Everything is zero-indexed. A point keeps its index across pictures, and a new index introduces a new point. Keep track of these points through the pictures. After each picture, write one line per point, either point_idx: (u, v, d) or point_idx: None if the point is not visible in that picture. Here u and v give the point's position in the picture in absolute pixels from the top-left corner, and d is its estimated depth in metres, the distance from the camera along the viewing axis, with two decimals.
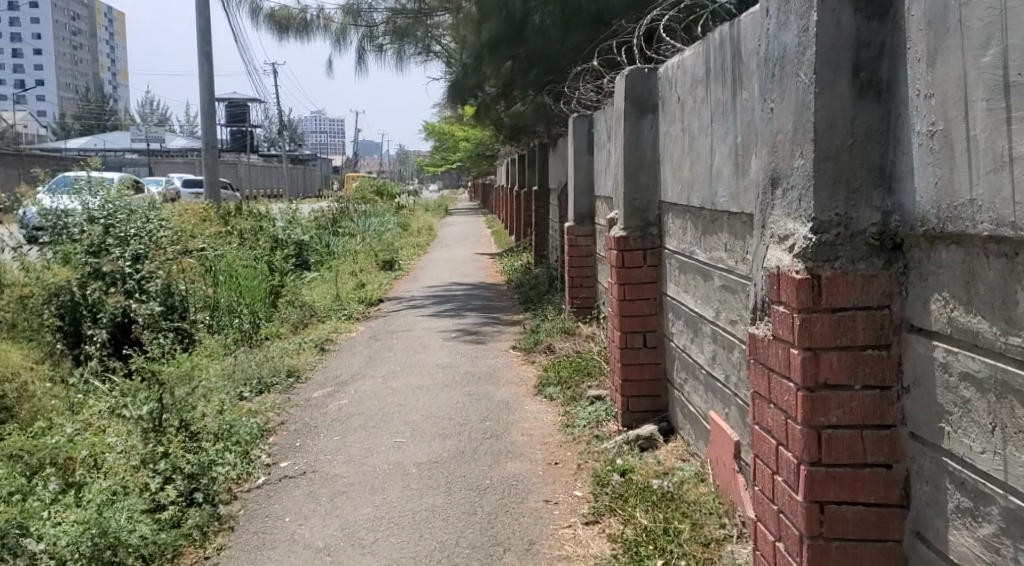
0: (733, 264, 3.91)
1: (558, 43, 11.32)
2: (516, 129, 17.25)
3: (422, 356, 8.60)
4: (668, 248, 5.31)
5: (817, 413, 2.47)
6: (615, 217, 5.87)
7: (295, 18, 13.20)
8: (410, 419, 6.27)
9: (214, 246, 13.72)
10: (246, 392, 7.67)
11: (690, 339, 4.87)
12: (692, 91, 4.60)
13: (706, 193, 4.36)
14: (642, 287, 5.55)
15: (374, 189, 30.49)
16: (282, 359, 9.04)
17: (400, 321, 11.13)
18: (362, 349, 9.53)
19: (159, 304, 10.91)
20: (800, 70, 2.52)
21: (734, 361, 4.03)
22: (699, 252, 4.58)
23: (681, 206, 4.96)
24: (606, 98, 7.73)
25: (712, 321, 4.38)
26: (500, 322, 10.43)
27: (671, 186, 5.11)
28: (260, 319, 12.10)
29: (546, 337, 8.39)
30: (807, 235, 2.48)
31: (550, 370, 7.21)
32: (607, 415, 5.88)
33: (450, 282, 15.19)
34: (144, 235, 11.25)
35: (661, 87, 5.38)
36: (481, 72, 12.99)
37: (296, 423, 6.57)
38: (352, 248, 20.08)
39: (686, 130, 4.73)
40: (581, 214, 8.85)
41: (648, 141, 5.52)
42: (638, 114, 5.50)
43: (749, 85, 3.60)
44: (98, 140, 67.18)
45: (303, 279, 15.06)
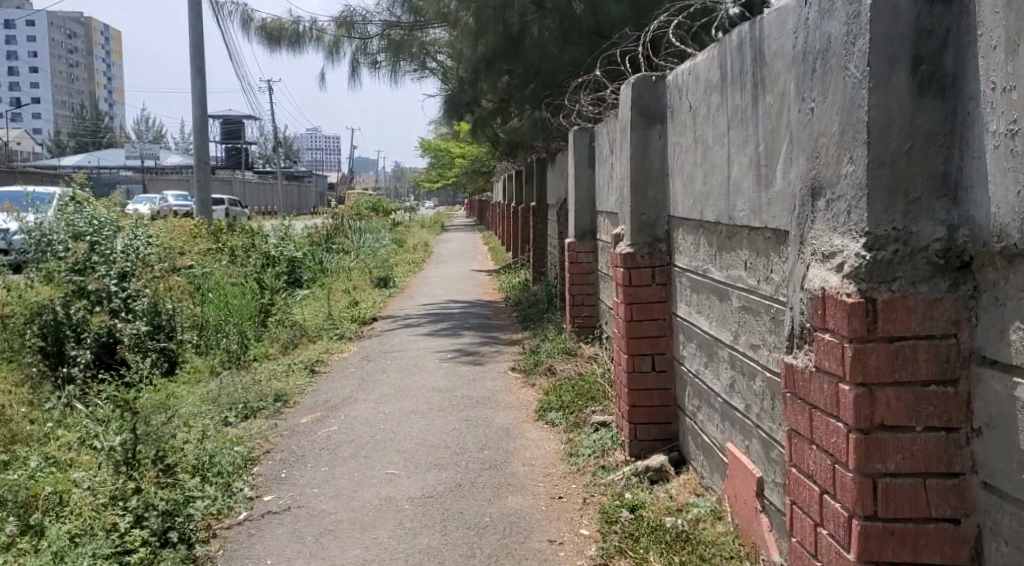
0: (755, 284, 3.59)
1: (556, 55, 11.06)
2: (513, 144, 16.97)
3: (417, 378, 8.26)
4: (678, 265, 4.98)
5: (872, 459, 2.12)
6: (620, 233, 5.55)
7: (287, 30, 12.98)
8: (403, 448, 5.92)
9: (204, 265, 13.38)
10: (230, 418, 7.33)
11: (704, 364, 4.53)
12: (705, 97, 4.29)
13: (722, 207, 4.03)
14: (651, 306, 5.21)
15: (369, 206, 30.18)
16: (271, 382, 8.69)
17: (395, 341, 10.79)
18: (354, 370, 9.18)
19: (145, 324, 10.61)
20: (849, 63, 2.19)
21: (756, 391, 3.69)
22: (714, 270, 4.25)
23: (693, 222, 4.63)
24: (607, 109, 7.43)
25: (729, 345, 4.05)
26: (498, 342, 10.08)
27: (681, 200, 4.78)
28: (249, 339, 11.73)
29: (546, 358, 8.05)
30: (859, 252, 2.15)
31: (552, 394, 6.87)
32: (613, 443, 5.54)
33: (446, 300, 14.86)
34: (131, 254, 11.05)
35: (670, 96, 5.07)
36: (478, 87, 12.72)
37: (283, 452, 6.21)
38: (346, 265, 19.73)
39: (698, 139, 4.41)
40: (582, 230, 8.54)
41: (656, 153, 5.20)
42: (645, 125, 5.19)
43: (776, 87, 3.29)
44: (93, 158, 66.90)
45: (294, 297, 14.73)
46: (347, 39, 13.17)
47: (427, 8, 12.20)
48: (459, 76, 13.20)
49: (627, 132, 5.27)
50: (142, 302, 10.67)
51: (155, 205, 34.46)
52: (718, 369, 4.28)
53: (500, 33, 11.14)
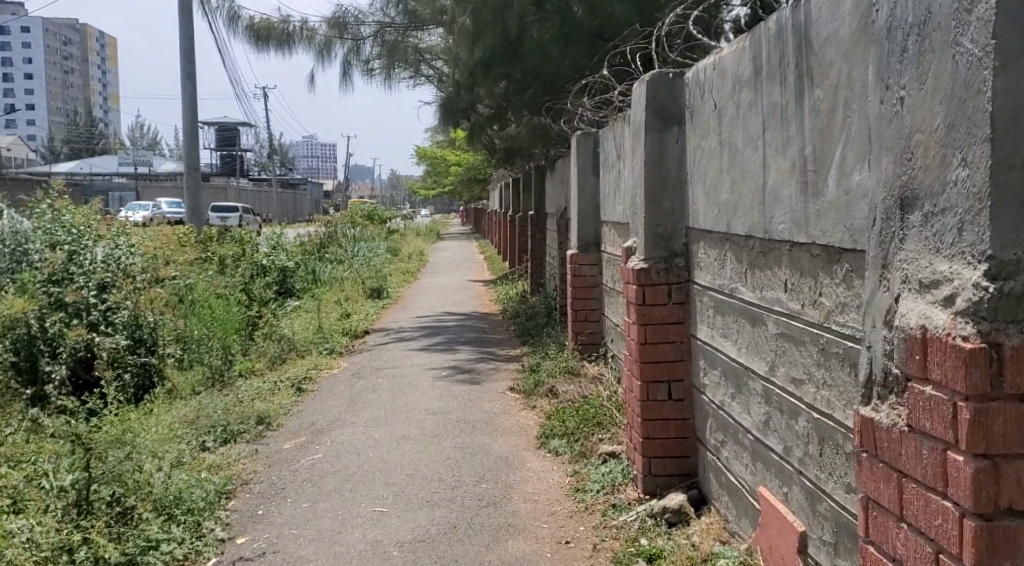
0: (800, 309, 3.11)
1: (557, 58, 10.60)
2: (510, 151, 16.46)
3: (409, 398, 7.73)
4: (699, 283, 4.50)
5: (998, 552, 1.68)
6: (632, 246, 5.06)
7: (276, 29, 12.48)
8: (394, 480, 5.41)
9: (188, 275, 12.83)
10: (207, 445, 6.81)
11: (730, 396, 4.04)
12: (733, 95, 3.82)
13: (755, 220, 3.56)
14: (666, 328, 4.71)
15: (364, 213, 29.64)
16: (254, 402, 8.16)
17: (388, 356, 10.27)
18: (343, 389, 8.65)
19: (125, 338, 10.03)
20: (961, 38, 1.74)
21: (798, 432, 3.20)
22: (744, 291, 3.77)
23: (717, 235, 4.16)
24: (614, 112, 6.97)
25: (763, 377, 3.56)
26: (495, 358, 9.56)
27: (703, 210, 4.31)
28: (236, 353, 11.17)
29: (548, 377, 7.54)
30: (981, 284, 1.70)
31: (555, 419, 6.36)
32: (624, 477, 5.04)
33: (442, 312, 14.35)
34: (112, 264, 10.49)
35: (688, 95, 4.59)
36: (475, 91, 12.25)
37: (261, 483, 5.68)
38: (338, 275, 19.19)
39: (724, 142, 3.94)
40: (586, 241, 8.03)
41: (673, 158, 4.72)
42: (661, 127, 4.71)
43: (828, 80, 2.83)
44: (86, 164, 66.25)
45: (284, 309, 14.20)
46: (339, 40, 12.66)
47: (423, 10, 11.72)
48: (455, 81, 12.73)
49: (641, 134, 4.79)
50: (122, 315, 10.13)
51: (148, 214, 33.86)
52: (748, 402, 3.79)
53: (498, 34, 10.65)
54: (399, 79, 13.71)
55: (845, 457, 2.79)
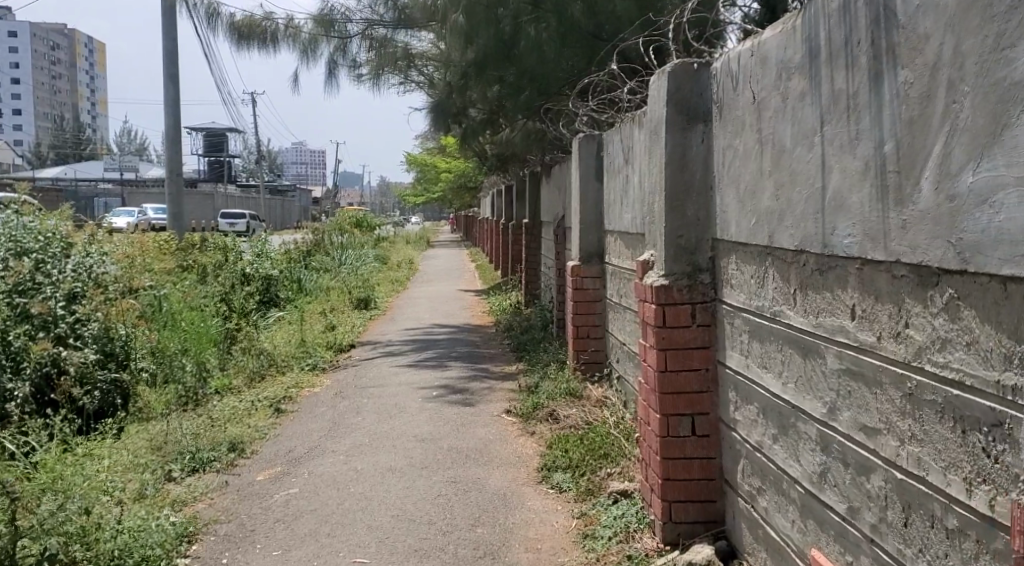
0: (878, 342, 2.53)
1: (555, 58, 10.03)
2: (503, 157, 15.87)
3: (396, 422, 7.11)
4: (728, 303, 3.91)
5: None
6: (648, 260, 4.47)
7: (258, 26, 11.84)
8: (377, 523, 4.81)
9: (163, 285, 12.18)
10: (173, 476, 6.21)
11: (770, 438, 3.46)
12: (778, 85, 3.25)
13: (810, 231, 2.98)
14: (689, 353, 4.12)
15: (351, 220, 28.98)
16: (229, 426, 7.52)
17: (375, 373, 9.64)
18: (325, 410, 8.02)
19: (94, 352, 9.39)
20: None
21: (870, 493, 2.60)
22: (793, 315, 3.19)
23: (753, 250, 3.58)
24: (623, 111, 6.40)
25: (819, 420, 2.98)
26: (489, 376, 8.94)
27: (736, 220, 3.74)
28: (213, 367, 10.53)
29: (548, 400, 6.94)
30: None
31: (557, 448, 5.77)
32: (640, 521, 4.44)
33: (432, 324, 13.72)
34: (82, 273, 9.91)
35: (716, 88, 4.02)
36: (468, 93, 11.67)
37: (228, 523, 5.03)
38: (324, 285, 18.52)
39: (766, 141, 3.37)
40: (588, 252, 7.42)
41: (698, 160, 4.13)
42: (685, 125, 4.13)
43: (923, 56, 2.25)
44: (70, 170, 65.31)
45: (266, 321, 13.55)
46: (325, 38, 12.00)
47: (413, 8, 11.12)
48: (447, 82, 12.14)
49: (661, 133, 4.22)
50: (92, 328, 9.46)
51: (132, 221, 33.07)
52: (795, 446, 3.20)
53: (493, 34, 10.08)
54: (387, 82, 13.06)
55: (946, 533, 2.20)
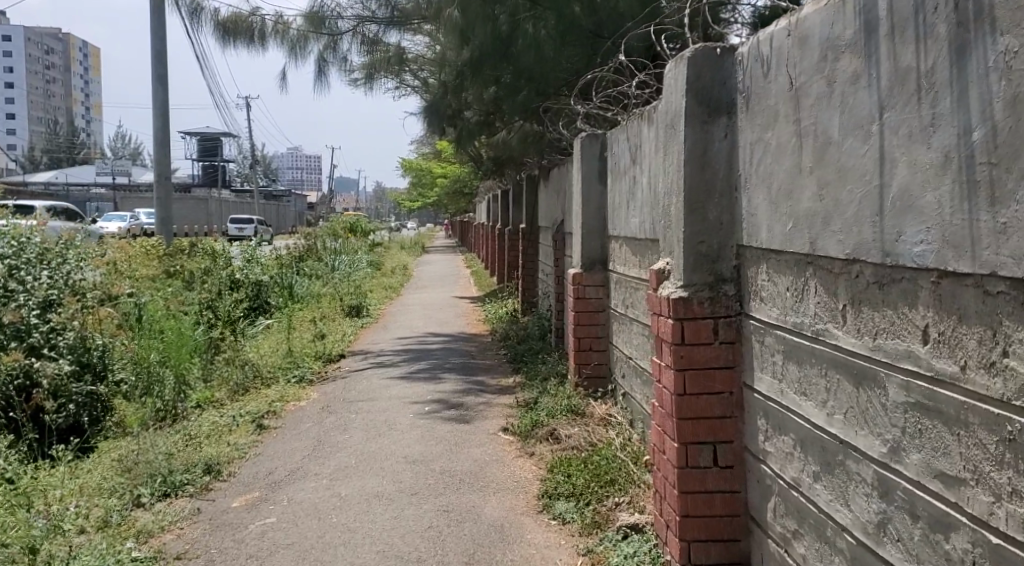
0: (962, 373, 2.07)
1: (554, 57, 9.58)
2: (499, 161, 15.45)
3: (385, 441, 6.64)
4: (758, 320, 3.45)
5: None
6: (664, 269, 4.00)
7: (244, 23, 11.23)
8: (361, 561, 4.33)
9: (143, 293, 11.68)
10: (142, 502, 5.71)
11: (810, 475, 2.99)
12: (823, 67, 2.79)
13: (866, 236, 2.52)
14: (712, 375, 3.66)
15: (344, 226, 28.53)
16: (206, 445, 7.05)
17: (364, 385, 9.16)
18: (311, 427, 7.53)
19: (69, 363, 8.85)
20: None
21: (948, 557, 2.14)
22: (842, 335, 2.72)
23: (789, 257, 3.13)
24: (630, 107, 5.94)
25: (877, 461, 2.52)
26: (484, 389, 8.46)
27: (768, 223, 3.28)
28: (195, 378, 10.04)
29: (547, 417, 6.48)
30: None
31: (559, 473, 5.30)
32: (654, 561, 3.98)
33: (425, 332, 13.25)
34: (59, 280, 9.47)
35: (741, 74, 3.57)
36: (464, 93, 11.19)
37: (198, 559, 4.53)
38: (316, 292, 18.04)
39: (806, 132, 2.91)
40: (591, 259, 6.96)
41: (721, 156, 3.67)
42: (706, 117, 3.67)
43: None
44: (62, 174, 64.75)
45: (254, 330, 13.06)
46: (315, 37, 11.36)
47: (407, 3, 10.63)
48: (442, 81, 11.71)
49: (679, 127, 3.76)
50: (67, 338, 8.96)
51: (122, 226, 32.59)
52: (843, 488, 2.74)
53: (489, 31, 9.62)
54: (380, 83, 12.48)
55: None
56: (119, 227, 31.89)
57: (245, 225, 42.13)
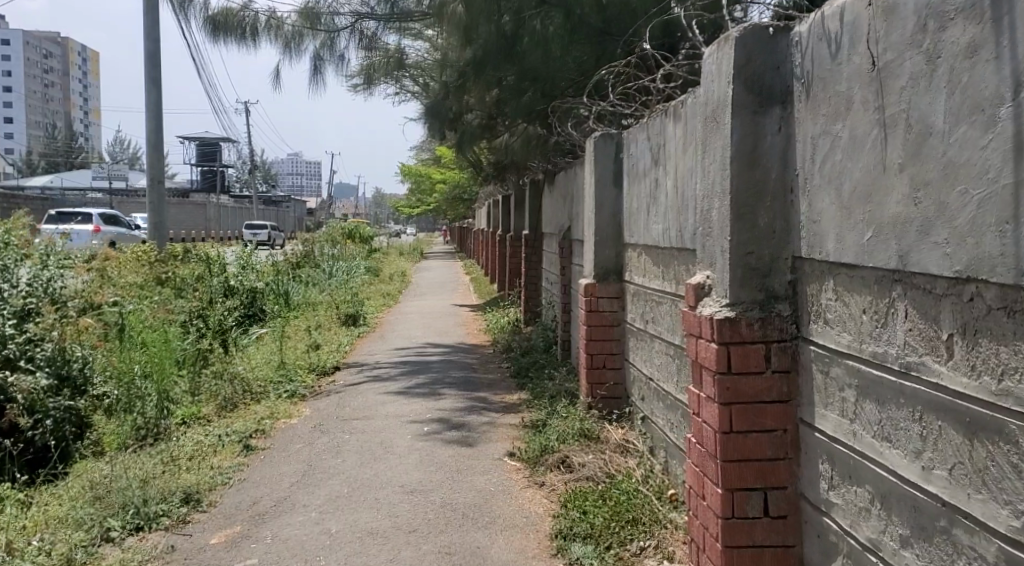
0: None
1: (561, 55, 9.07)
2: (501, 165, 14.94)
3: (381, 466, 6.10)
4: (821, 345, 2.92)
5: None
6: (703, 282, 3.47)
7: (235, 17, 10.42)
8: None
9: (128, 302, 11.12)
10: (112, 537, 5.16)
11: (895, 540, 2.45)
12: (919, 39, 2.27)
13: (986, 248, 1.99)
14: (761, 410, 3.14)
15: (343, 232, 28.07)
16: (187, 470, 6.49)
17: (360, 401, 8.63)
18: (301, 449, 6.99)
19: (47, 376, 8.24)
20: None
21: None
22: (944, 370, 2.20)
23: (866, 271, 2.60)
24: (655, 102, 5.43)
25: (1000, 537, 1.99)
26: (488, 407, 7.94)
27: (837, 231, 2.75)
28: (181, 392, 9.47)
29: (559, 442, 5.94)
30: None
31: (574, 508, 4.76)
32: None
33: (424, 343, 12.72)
34: (37, 288, 8.98)
35: (799, 56, 3.06)
36: (466, 91, 10.67)
37: None
38: (312, 299, 17.50)
39: (895, 119, 2.39)
40: (604, 268, 6.42)
41: (773, 151, 3.15)
42: (757, 107, 3.16)
43: None
44: (61, 178, 64.34)
45: (246, 339, 12.52)
46: (310, 33, 10.68)
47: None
48: (443, 81, 11.15)
49: (725, 117, 3.24)
50: (46, 350, 8.36)
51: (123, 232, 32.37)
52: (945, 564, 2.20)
53: (493, 28, 9.11)
54: (378, 83, 11.88)
55: None
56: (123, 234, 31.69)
57: (253, 230, 41.83)
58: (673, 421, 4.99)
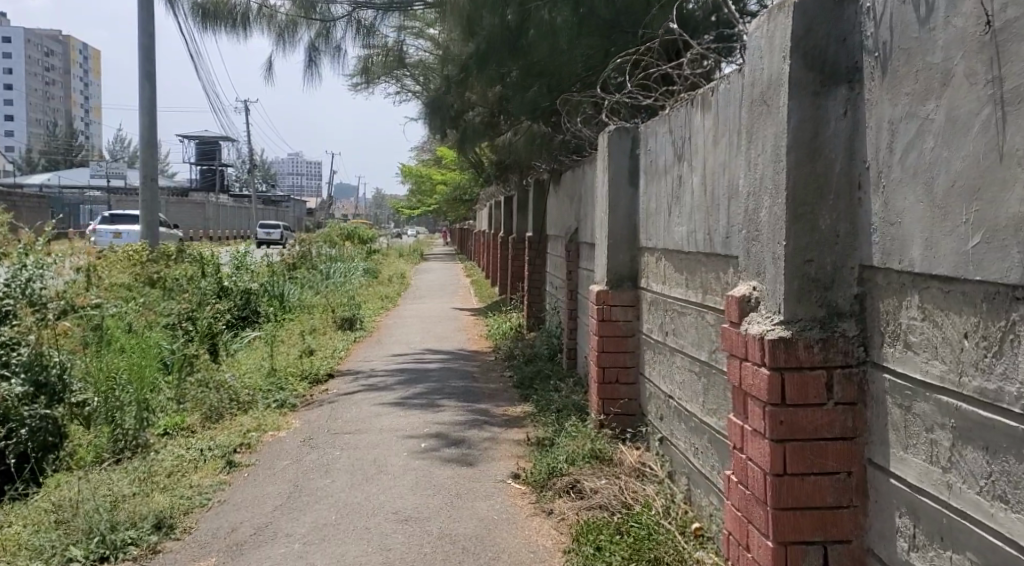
0: None
1: (570, 48, 8.57)
2: (503, 165, 14.47)
3: (372, 490, 5.58)
4: (899, 373, 2.41)
5: None
6: (749, 295, 2.95)
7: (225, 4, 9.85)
8: None
9: (113, 304, 10.65)
10: None
11: None
12: None
13: None
14: (822, 449, 2.63)
15: (341, 234, 27.65)
16: (162, 490, 5.98)
17: (353, 412, 8.12)
18: (288, 467, 6.48)
19: (23, 382, 7.80)
20: None
21: None
22: None
23: (969, 286, 2.08)
24: (685, 89, 4.96)
25: None
26: (489, 421, 7.43)
27: (926, 236, 2.23)
28: (165, 399, 8.97)
29: (568, 464, 5.43)
30: None
31: (588, 544, 4.25)
32: None
33: (421, 348, 12.22)
34: (15, 287, 8.53)
35: (869, 25, 2.55)
36: (469, 86, 10.16)
37: None
38: (308, 302, 17.00)
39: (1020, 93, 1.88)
40: (618, 275, 5.91)
41: (838, 139, 2.63)
42: (819, 87, 2.66)
43: None
44: (60, 177, 64.05)
45: (237, 344, 12.01)
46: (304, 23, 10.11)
47: None
48: (444, 75, 10.61)
49: (781, 101, 2.74)
50: (22, 354, 7.93)
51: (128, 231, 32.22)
52: None
53: (498, 19, 8.61)
54: (376, 78, 11.34)
55: None
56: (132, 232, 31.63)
57: (264, 231, 41.73)
58: (699, 446, 4.49)
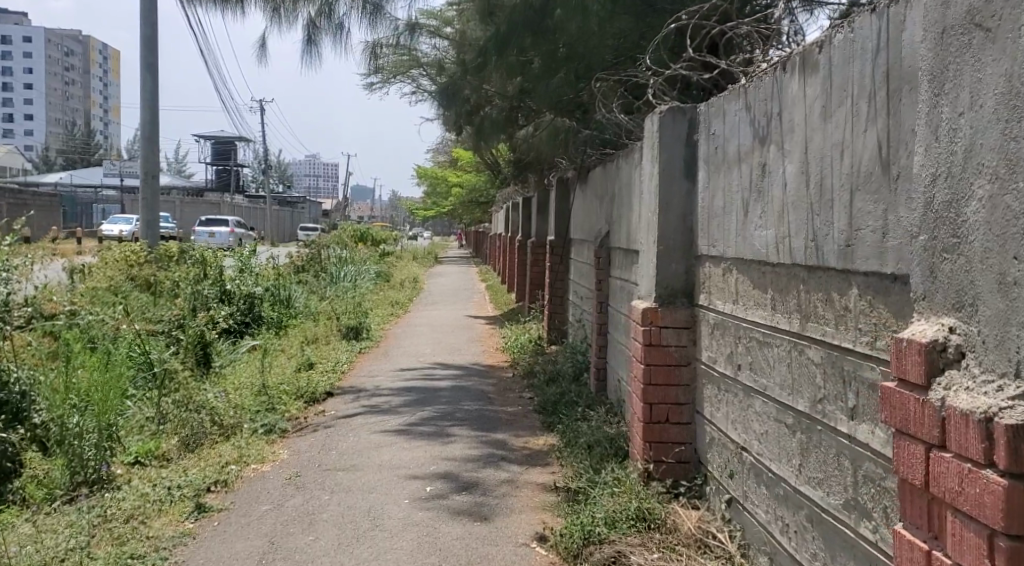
0: None
1: (599, 32, 7.46)
2: (523, 164, 13.39)
3: (362, 555, 4.49)
4: None
5: None
6: (944, 340, 1.90)
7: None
8: None
9: (90, 314, 9.65)
10: None
11: None
12: None
13: None
14: None
15: (353, 237, 26.64)
16: (107, 547, 4.89)
17: (351, 441, 7.05)
18: (265, 515, 5.40)
19: None
20: None
21: None
22: None
23: None
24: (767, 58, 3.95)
25: None
26: (507, 455, 6.34)
27: None
28: (140, 422, 7.90)
29: (609, 528, 4.30)
30: None
31: None
32: None
33: (432, 362, 11.13)
34: None
35: None
36: (486, 75, 9.05)
37: None
38: (315, 307, 15.93)
39: None
40: (669, 290, 4.81)
41: None
42: None
43: None
44: (76, 176, 63.52)
45: (232, 355, 10.97)
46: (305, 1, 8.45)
47: None
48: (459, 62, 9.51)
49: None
50: None
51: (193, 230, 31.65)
52: None
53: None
54: (385, 66, 10.16)
55: None
56: (210, 233, 30.89)
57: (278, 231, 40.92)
58: (789, 523, 3.39)
